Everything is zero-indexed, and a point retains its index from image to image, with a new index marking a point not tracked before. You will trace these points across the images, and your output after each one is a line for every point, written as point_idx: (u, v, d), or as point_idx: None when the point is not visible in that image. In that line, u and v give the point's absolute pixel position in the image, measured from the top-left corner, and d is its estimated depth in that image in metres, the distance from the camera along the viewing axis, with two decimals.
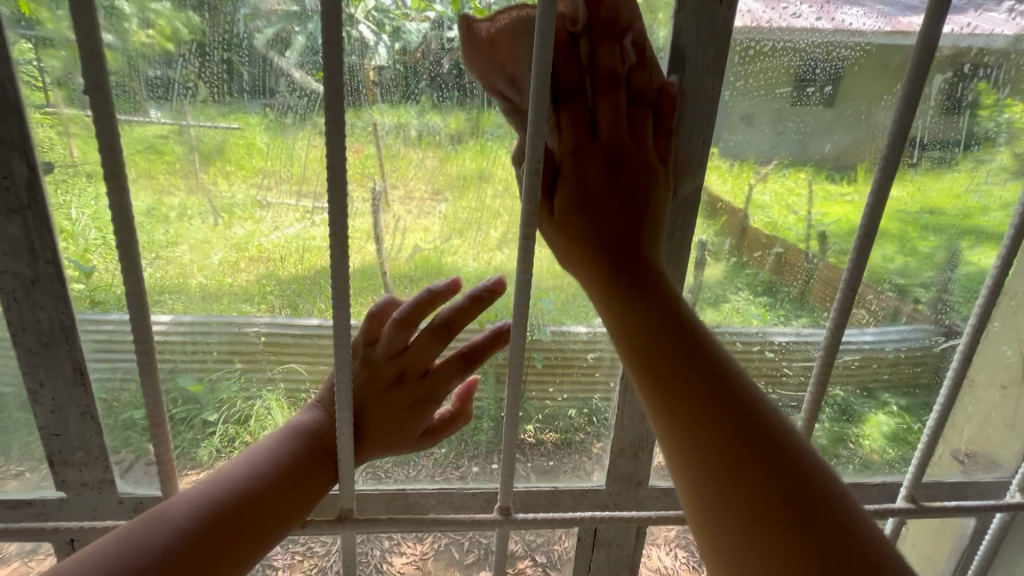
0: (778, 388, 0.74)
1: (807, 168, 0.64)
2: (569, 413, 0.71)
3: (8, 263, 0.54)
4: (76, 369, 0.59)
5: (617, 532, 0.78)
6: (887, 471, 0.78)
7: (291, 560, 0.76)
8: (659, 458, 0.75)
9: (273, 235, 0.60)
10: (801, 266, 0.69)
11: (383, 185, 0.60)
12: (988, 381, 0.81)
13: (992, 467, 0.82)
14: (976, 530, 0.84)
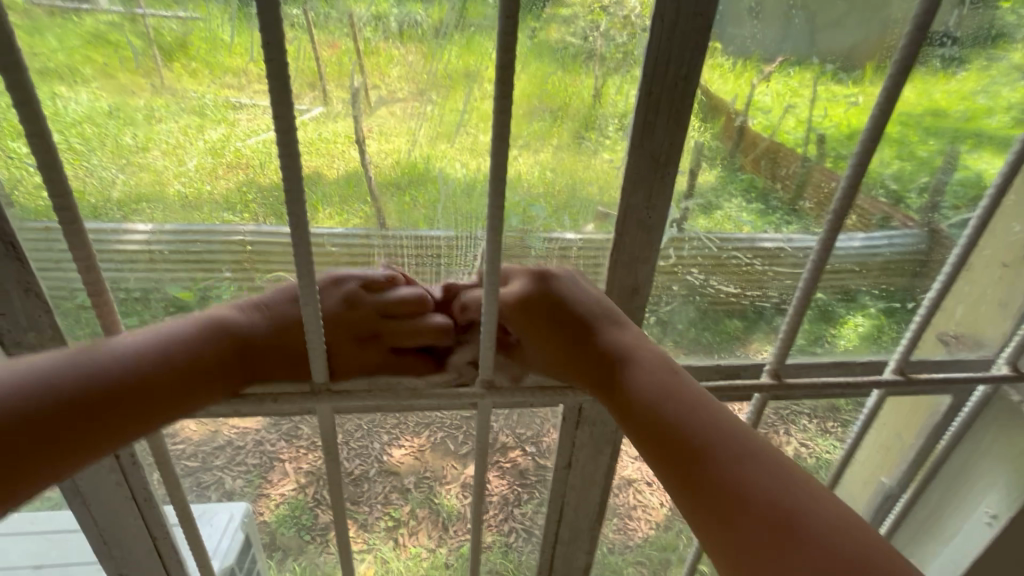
0: (771, 268, 0.73)
1: (813, 65, 0.61)
2: None
3: None
4: (7, 243, 0.54)
5: (602, 411, 0.81)
6: (864, 352, 0.81)
7: (297, 452, 0.82)
8: None
9: (250, 139, 0.57)
10: (796, 170, 0.68)
11: (363, 83, 0.56)
12: (988, 261, 0.82)
13: (977, 346, 0.85)
14: (950, 408, 0.91)
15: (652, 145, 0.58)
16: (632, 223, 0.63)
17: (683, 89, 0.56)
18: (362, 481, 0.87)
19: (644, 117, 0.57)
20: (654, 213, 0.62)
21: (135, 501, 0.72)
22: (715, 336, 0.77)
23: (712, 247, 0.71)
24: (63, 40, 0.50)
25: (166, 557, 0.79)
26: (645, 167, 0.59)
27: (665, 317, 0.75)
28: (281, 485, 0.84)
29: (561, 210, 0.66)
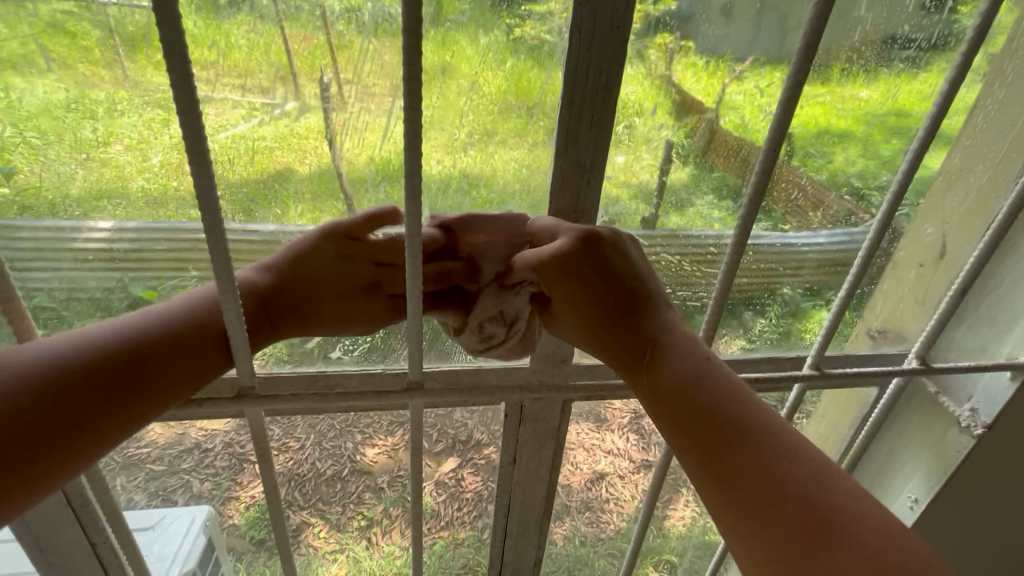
0: (699, 267, 0.74)
1: (783, 66, 0.62)
2: None
3: None
4: None
5: (543, 408, 0.82)
6: (794, 347, 0.83)
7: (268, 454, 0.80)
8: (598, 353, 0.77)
9: (219, 134, 0.55)
10: None
11: (336, 77, 0.55)
12: (908, 260, 0.84)
13: (898, 340, 0.88)
14: (876, 399, 0.95)
15: (577, 153, 0.59)
16: (560, 224, 0.63)
17: (606, 96, 0.57)
18: (335, 482, 0.86)
19: (569, 114, 0.58)
20: (583, 216, 0.63)
21: (70, 508, 0.69)
22: (687, 332, 0.78)
23: (641, 247, 0.71)
24: (17, 28, 0.48)
25: (108, 565, 0.77)
26: (571, 171, 0.60)
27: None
28: (252, 487, 0.82)
29: (537, 207, 0.65)
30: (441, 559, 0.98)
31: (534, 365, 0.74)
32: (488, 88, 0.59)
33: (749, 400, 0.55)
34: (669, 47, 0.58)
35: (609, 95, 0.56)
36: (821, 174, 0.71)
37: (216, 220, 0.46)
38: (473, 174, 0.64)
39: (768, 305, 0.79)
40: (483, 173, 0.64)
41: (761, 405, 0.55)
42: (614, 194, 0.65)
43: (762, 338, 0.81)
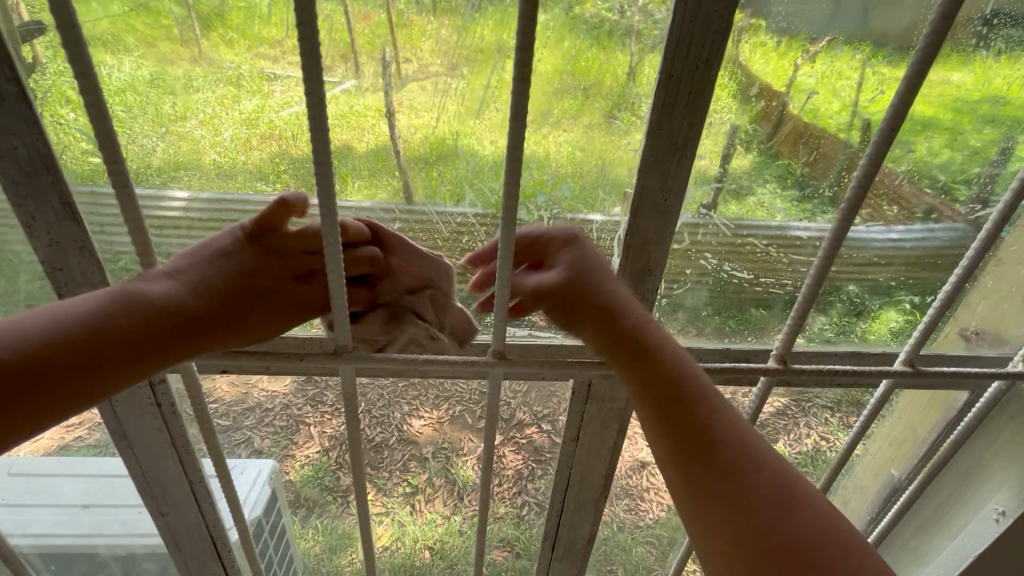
0: (790, 256, 0.71)
1: (863, 47, 0.58)
2: None
3: None
4: (63, 203, 0.56)
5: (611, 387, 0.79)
6: (879, 343, 0.79)
7: (322, 417, 0.85)
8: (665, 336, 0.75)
9: (283, 110, 0.58)
10: (837, 158, 0.65)
11: (395, 56, 0.56)
12: (1015, 257, 0.77)
13: (998, 343, 0.82)
14: (965, 404, 0.88)
15: (670, 129, 0.56)
16: (648, 202, 0.61)
17: (706, 71, 0.53)
18: (383, 449, 0.90)
19: (665, 89, 0.54)
20: (670, 194, 0.61)
21: (174, 448, 0.76)
22: (740, 325, 0.75)
23: (728, 231, 0.68)
24: (109, 8, 0.51)
25: (200, 501, 0.84)
26: (662, 150, 0.57)
27: (677, 299, 0.73)
28: (307, 448, 0.87)
29: (589, 190, 0.65)
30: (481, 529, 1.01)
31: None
32: (544, 67, 0.58)
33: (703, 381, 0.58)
34: (739, 25, 0.55)
35: (711, 71, 0.53)
36: (901, 165, 0.66)
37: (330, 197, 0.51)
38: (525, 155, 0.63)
39: (831, 304, 0.75)
40: (537, 154, 0.63)
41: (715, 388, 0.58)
42: None
43: (821, 336, 0.78)
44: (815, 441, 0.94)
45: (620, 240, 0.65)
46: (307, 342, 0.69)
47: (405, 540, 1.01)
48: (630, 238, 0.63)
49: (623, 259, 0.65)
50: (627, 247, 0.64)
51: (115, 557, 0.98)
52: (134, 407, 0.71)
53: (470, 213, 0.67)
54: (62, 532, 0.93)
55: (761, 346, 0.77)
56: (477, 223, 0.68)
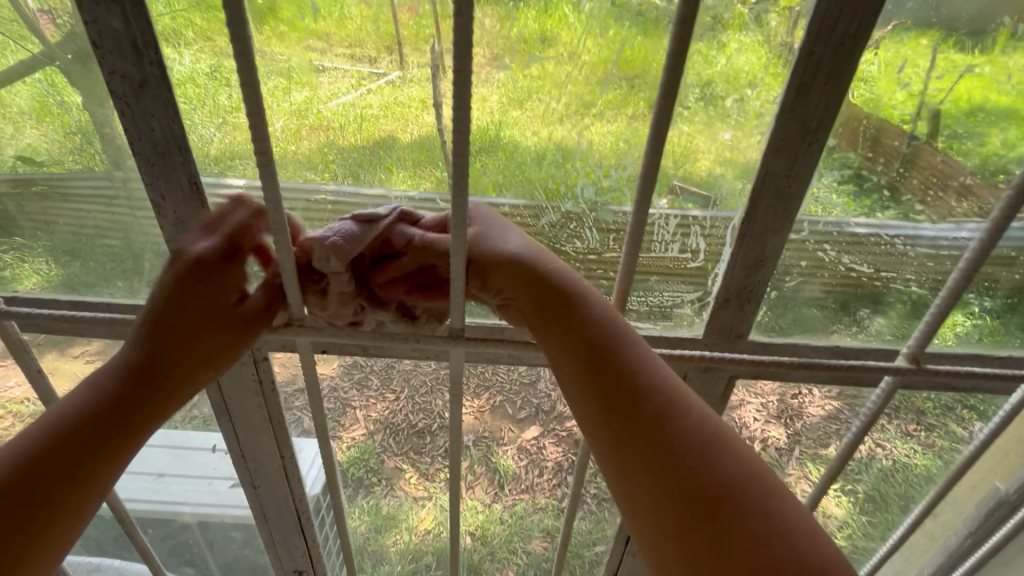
0: (913, 247, 0.66)
1: (932, 32, 0.54)
2: (679, 291, 0.71)
3: (116, 63, 0.53)
4: (192, 183, 0.60)
5: (707, 382, 0.78)
6: (1007, 346, 0.73)
7: (367, 401, 0.87)
8: (765, 317, 0.72)
9: (331, 102, 0.60)
10: (901, 151, 0.61)
11: (441, 46, 0.56)
12: None
13: None
14: None
15: (804, 112, 0.55)
16: (771, 189, 0.59)
17: (851, 46, 0.51)
18: (426, 434, 0.92)
19: (805, 69, 0.52)
20: (796, 182, 0.59)
21: (269, 422, 0.82)
22: (790, 322, 0.73)
23: (852, 224, 0.65)
24: (170, 4, 0.54)
25: (290, 477, 0.89)
26: (793, 133, 0.56)
27: (788, 292, 0.71)
28: (352, 430, 0.90)
29: (636, 181, 0.64)
30: (522, 519, 1.02)
31: (707, 338, 0.71)
32: (588, 58, 0.57)
33: (658, 372, 0.55)
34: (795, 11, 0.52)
35: (857, 47, 0.51)
36: (971, 159, 0.62)
37: (465, 169, 0.51)
38: (569, 146, 0.63)
39: (891, 305, 0.71)
40: (579, 145, 0.63)
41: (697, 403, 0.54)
42: (716, 171, 0.62)
43: (884, 339, 0.73)
44: (869, 449, 0.91)
45: (734, 229, 0.64)
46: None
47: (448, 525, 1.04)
48: (746, 227, 0.62)
49: (737, 248, 0.64)
50: (742, 236, 0.63)
51: (182, 524, 1.06)
52: (238, 379, 0.77)
53: (516, 206, 0.67)
54: (137, 499, 1.01)
55: (879, 345, 0.72)
56: (587, 210, 0.66)
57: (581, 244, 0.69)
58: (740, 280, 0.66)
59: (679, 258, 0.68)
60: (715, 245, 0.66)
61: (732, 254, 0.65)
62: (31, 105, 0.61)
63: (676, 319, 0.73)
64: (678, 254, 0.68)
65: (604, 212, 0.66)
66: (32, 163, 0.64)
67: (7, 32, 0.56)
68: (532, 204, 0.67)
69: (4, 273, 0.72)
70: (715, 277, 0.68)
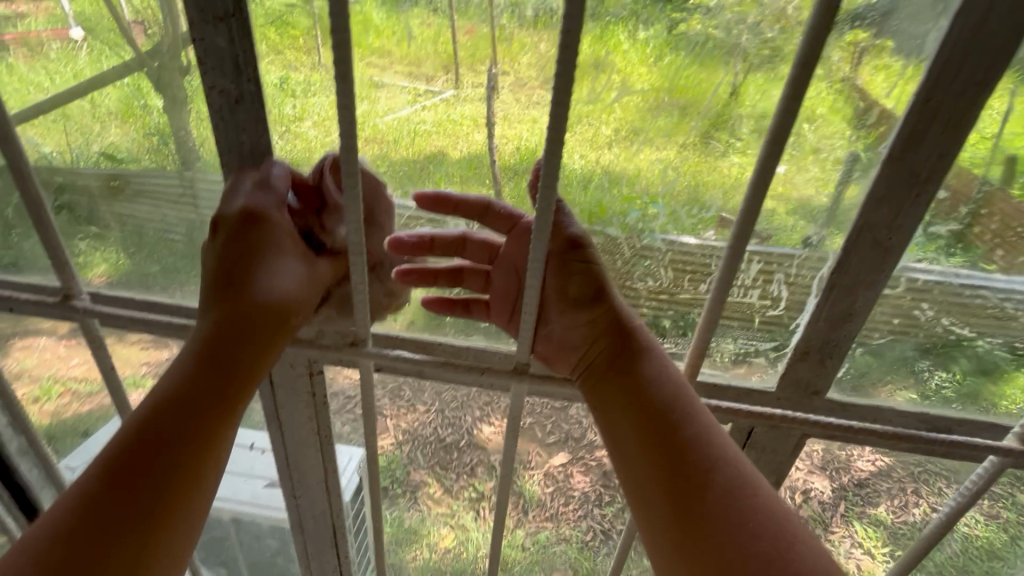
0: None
1: (1012, 73, 0.51)
2: (758, 339, 0.69)
3: (216, 79, 0.57)
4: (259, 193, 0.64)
5: (776, 438, 0.75)
6: None
7: (397, 411, 0.88)
8: (845, 376, 0.70)
9: (386, 116, 0.62)
10: (971, 196, 0.57)
11: (496, 69, 0.57)
12: None
13: None
14: None
15: (915, 161, 0.52)
16: (868, 239, 0.57)
17: (974, 96, 0.48)
18: (452, 449, 0.92)
19: (921, 116, 0.50)
20: (896, 233, 0.56)
21: (318, 437, 0.85)
22: (864, 369, 0.69)
23: (955, 282, 0.62)
24: None
25: (331, 492, 0.92)
26: (900, 181, 0.53)
27: (877, 351, 0.68)
28: (382, 438, 0.91)
29: (684, 211, 0.63)
30: (546, 549, 1.00)
31: (780, 391, 0.70)
32: (641, 85, 0.57)
33: (729, 453, 0.57)
34: (860, 46, 0.51)
35: (980, 97, 0.48)
36: None
37: (551, 200, 0.52)
38: (616, 171, 0.63)
39: (954, 359, 0.66)
40: (626, 171, 0.62)
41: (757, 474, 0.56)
42: (767, 206, 0.61)
43: (940, 396, 0.69)
44: (924, 513, 0.84)
45: (823, 279, 0.62)
46: (463, 348, 0.72)
47: (469, 545, 1.02)
48: (836, 277, 0.60)
49: (824, 299, 0.61)
50: (830, 287, 0.60)
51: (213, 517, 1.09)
52: (293, 391, 0.80)
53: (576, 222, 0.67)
54: None
55: (969, 416, 0.69)
56: (665, 248, 0.66)
57: (654, 282, 0.69)
58: (823, 333, 0.64)
59: (756, 304, 0.67)
60: (798, 294, 0.65)
61: (818, 308, 0.62)
62: (117, 107, 0.65)
63: (751, 368, 0.71)
64: (757, 300, 0.67)
65: (691, 248, 0.65)
66: (113, 160, 0.69)
67: (102, 40, 0.61)
68: (607, 220, 0.66)
69: (77, 259, 0.77)
70: (796, 328, 0.66)
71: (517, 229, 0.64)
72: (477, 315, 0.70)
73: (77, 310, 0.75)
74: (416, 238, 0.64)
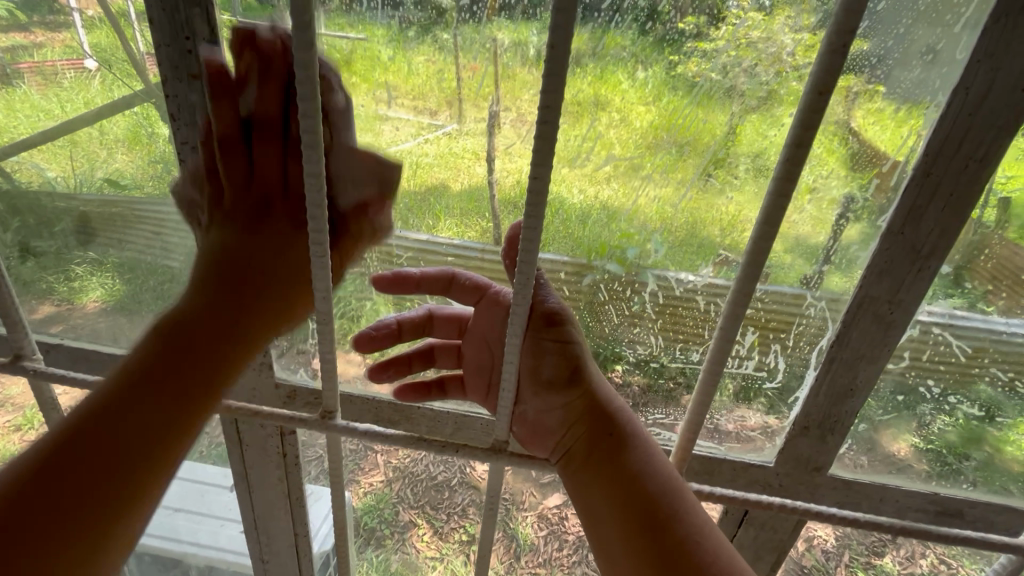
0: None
1: None
2: (755, 407, 0.70)
3: (187, 134, 0.58)
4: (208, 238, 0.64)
5: (775, 516, 0.73)
6: None
7: (390, 448, 0.86)
8: (847, 454, 0.70)
9: (389, 149, 0.63)
10: (967, 238, 0.58)
11: (498, 106, 0.59)
12: None
13: None
14: None
15: (914, 237, 0.51)
16: (867, 314, 0.56)
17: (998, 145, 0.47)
18: (444, 489, 0.90)
19: (919, 189, 0.49)
20: (899, 311, 0.55)
21: (288, 498, 0.83)
22: (869, 430, 0.69)
23: (963, 354, 0.63)
24: None
25: (300, 554, 0.90)
26: (900, 255, 0.52)
27: (877, 426, 0.68)
28: (371, 476, 0.88)
29: (682, 245, 0.63)
30: None
31: (779, 467, 0.68)
32: (640, 123, 0.58)
33: (723, 553, 0.51)
34: (852, 90, 0.52)
35: (986, 169, 0.47)
36: None
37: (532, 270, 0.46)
38: (615, 208, 0.63)
39: (958, 404, 0.65)
40: (625, 207, 0.63)
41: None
42: None
43: (942, 441, 0.67)
44: (931, 564, 0.81)
45: (822, 351, 0.62)
46: (443, 415, 0.73)
47: None
48: (837, 351, 0.58)
49: (824, 373, 0.60)
50: (830, 362, 0.59)
51: (191, 562, 1.05)
52: (265, 449, 0.78)
53: (562, 261, 0.67)
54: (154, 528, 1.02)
55: (979, 498, 0.67)
56: (655, 312, 0.68)
57: (644, 349, 0.70)
58: (823, 408, 0.62)
59: (754, 375, 0.69)
60: (796, 365, 0.66)
61: (818, 380, 0.61)
62: (125, 134, 0.66)
63: (745, 441, 0.71)
64: (752, 370, 0.69)
65: (695, 321, 0.67)
66: (117, 186, 0.70)
67: (113, 70, 0.62)
68: (604, 281, 0.68)
69: (73, 284, 0.77)
70: (793, 403, 0.66)
71: (484, 299, 0.60)
72: (454, 395, 0.66)
73: (26, 370, 0.66)
74: (381, 326, 0.61)
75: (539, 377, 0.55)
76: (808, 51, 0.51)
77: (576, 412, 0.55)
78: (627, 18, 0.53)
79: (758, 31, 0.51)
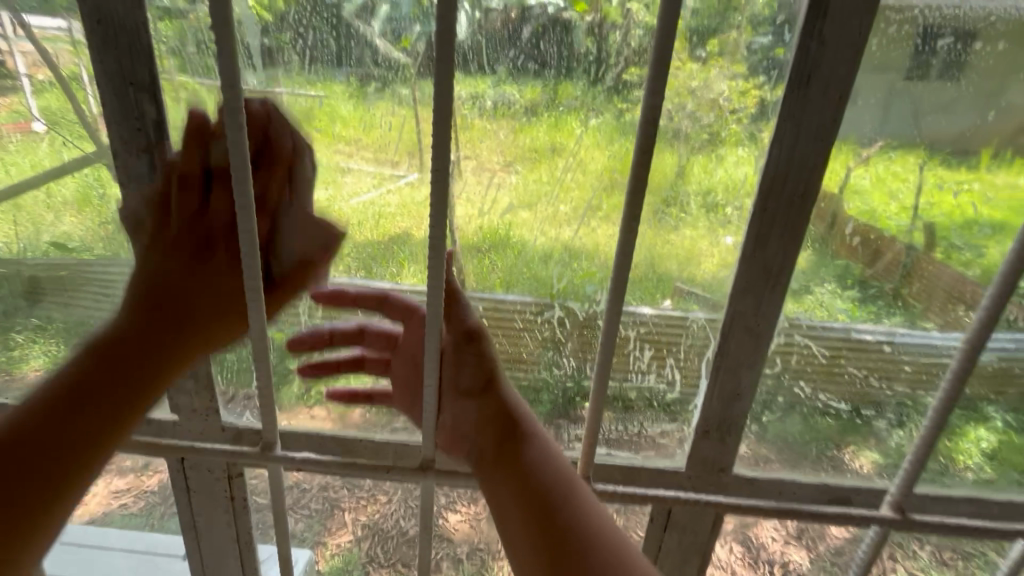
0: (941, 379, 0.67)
1: (917, 151, 0.57)
2: (656, 420, 0.72)
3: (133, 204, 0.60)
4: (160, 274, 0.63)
5: (693, 516, 0.75)
6: None
7: (358, 503, 0.82)
8: (745, 450, 0.72)
9: (352, 200, 0.64)
10: (900, 261, 0.62)
11: (458, 154, 0.61)
12: None
13: None
14: None
15: (765, 258, 0.59)
16: (739, 327, 0.63)
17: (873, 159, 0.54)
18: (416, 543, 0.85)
19: (759, 221, 0.58)
20: (763, 322, 0.62)
21: (237, 544, 0.80)
22: (824, 446, 0.71)
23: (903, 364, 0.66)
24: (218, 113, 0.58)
25: None
26: (756, 276, 0.60)
27: (772, 426, 0.71)
28: (340, 536, 0.85)
29: (641, 279, 0.65)
30: None
31: (689, 471, 0.71)
32: (595, 166, 0.61)
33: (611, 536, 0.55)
34: None
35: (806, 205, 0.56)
36: (972, 271, 0.62)
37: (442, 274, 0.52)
38: (574, 247, 0.65)
39: (908, 418, 0.69)
40: (584, 247, 0.65)
41: (628, 554, 0.54)
42: (719, 274, 0.63)
43: (899, 454, 0.71)
44: None
45: (709, 361, 0.66)
46: (383, 447, 0.72)
47: None
48: (719, 359, 0.64)
49: (712, 380, 0.66)
50: (716, 368, 0.65)
51: None
52: (210, 500, 0.77)
53: (523, 302, 0.68)
54: None
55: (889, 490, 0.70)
56: (567, 337, 0.69)
57: (560, 370, 0.71)
58: (717, 412, 0.67)
59: (655, 387, 0.70)
60: (690, 377, 0.69)
61: (711, 382, 0.66)
62: (74, 196, 0.64)
63: (658, 449, 0.73)
64: (653, 382, 0.70)
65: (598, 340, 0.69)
66: (63, 248, 0.67)
67: (63, 132, 0.61)
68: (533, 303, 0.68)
69: (11, 353, 0.72)
70: (693, 408, 0.69)
71: (413, 318, 0.65)
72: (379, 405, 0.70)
73: None
74: (315, 331, 0.68)
75: (453, 381, 0.61)
76: (742, 96, 0.55)
77: (485, 410, 0.60)
78: (578, 70, 0.57)
79: (697, 80, 0.55)
